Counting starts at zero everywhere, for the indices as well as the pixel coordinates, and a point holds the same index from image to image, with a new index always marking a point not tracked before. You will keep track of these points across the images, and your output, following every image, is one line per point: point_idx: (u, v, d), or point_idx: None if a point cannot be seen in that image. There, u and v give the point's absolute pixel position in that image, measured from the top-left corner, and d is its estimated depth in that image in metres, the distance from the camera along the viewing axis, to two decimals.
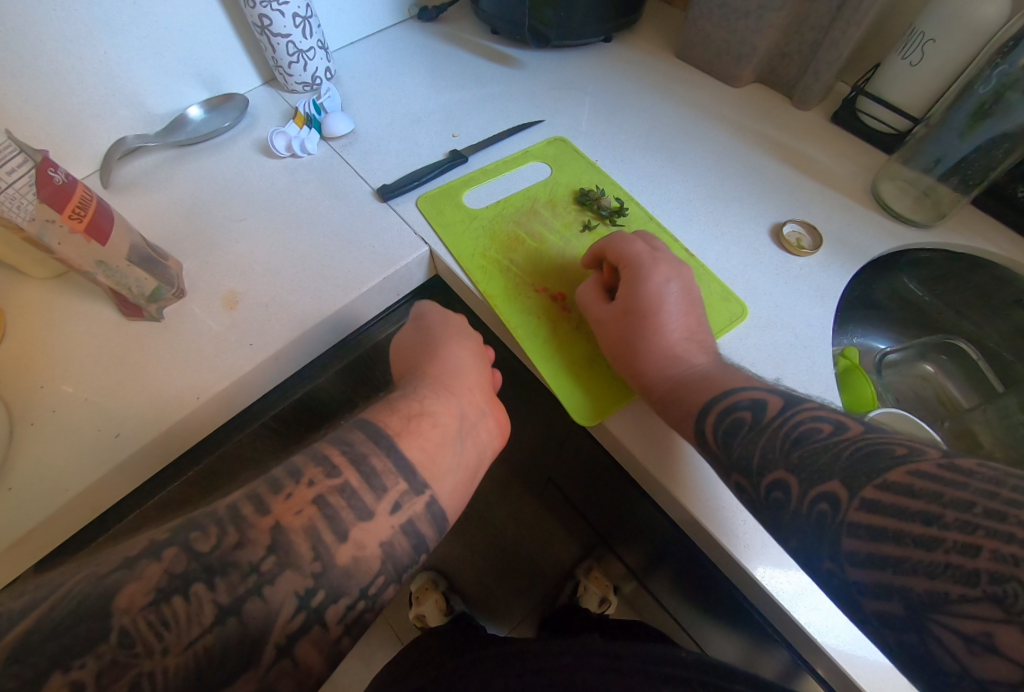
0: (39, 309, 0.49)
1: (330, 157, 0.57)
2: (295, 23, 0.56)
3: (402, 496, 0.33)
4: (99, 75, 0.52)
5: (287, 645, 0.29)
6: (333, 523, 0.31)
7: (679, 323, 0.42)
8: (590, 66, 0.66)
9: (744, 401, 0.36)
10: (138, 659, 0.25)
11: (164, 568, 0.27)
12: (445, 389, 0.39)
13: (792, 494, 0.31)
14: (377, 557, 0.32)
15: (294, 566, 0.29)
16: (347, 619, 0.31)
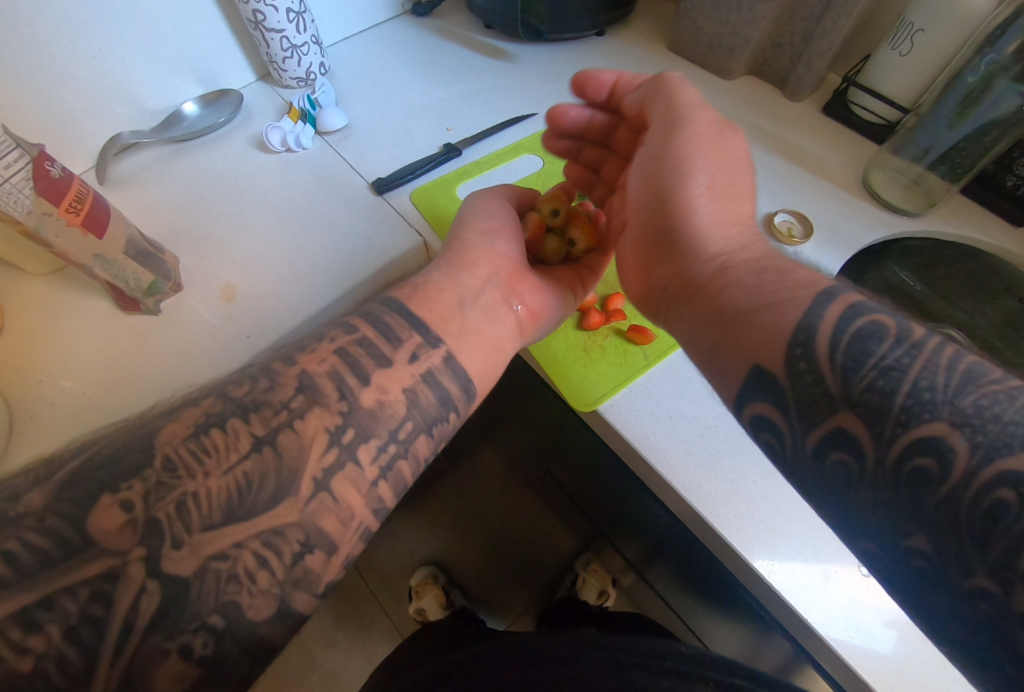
0: (37, 306, 0.49)
1: (325, 151, 0.57)
2: (289, 18, 0.56)
3: (419, 348, 0.37)
4: (94, 70, 0.53)
5: (324, 479, 0.30)
6: (354, 367, 0.34)
7: (714, 234, 0.36)
8: (583, 59, 0.66)
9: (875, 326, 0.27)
10: (181, 480, 0.27)
11: (202, 411, 0.31)
12: (451, 265, 0.43)
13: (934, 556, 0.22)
14: (401, 401, 0.34)
15: (321, 403, 0.32)
16: (381, 461, 0.33)
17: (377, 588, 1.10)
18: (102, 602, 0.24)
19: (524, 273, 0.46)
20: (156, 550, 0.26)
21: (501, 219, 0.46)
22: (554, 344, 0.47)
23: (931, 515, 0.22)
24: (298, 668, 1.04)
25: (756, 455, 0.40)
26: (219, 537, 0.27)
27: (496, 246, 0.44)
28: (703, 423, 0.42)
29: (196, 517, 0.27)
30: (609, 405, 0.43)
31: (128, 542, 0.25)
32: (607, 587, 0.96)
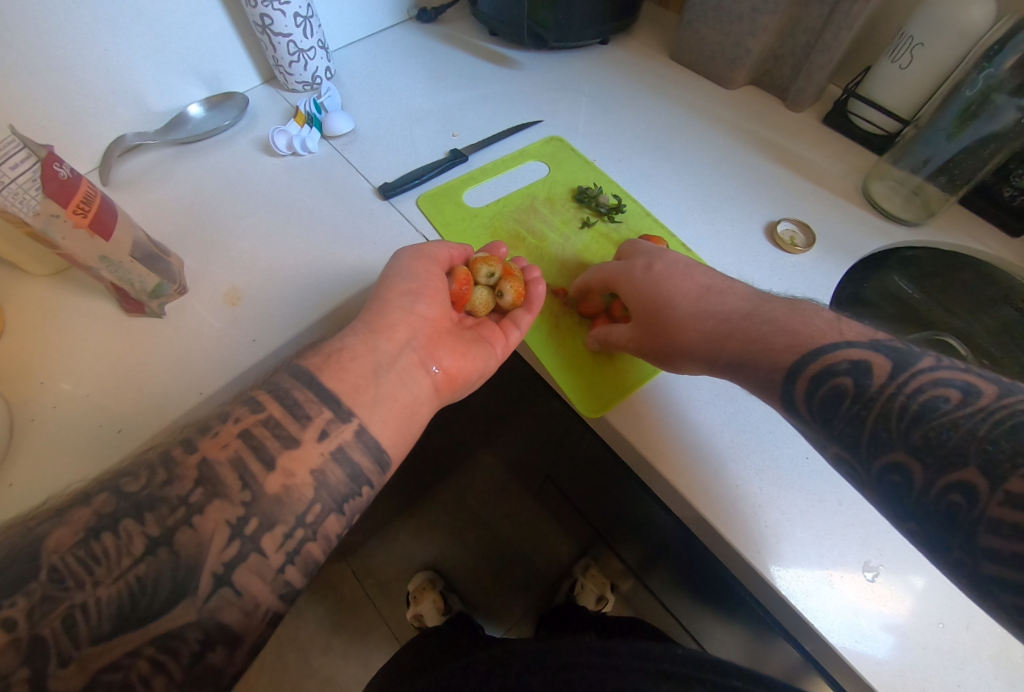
0: (38, 307, 0.49)
1: (331, 155, 0.57)
2: (296, 23, 0.57)
3: (329, 424, 0.35)
4: (100, 71, 0.52)
5: (224, 573, 0.29)
6: (260, 451, 0.32)
7: (685, 288, 0.43)
8: (587, 67, 0.67)
9: (842, 364, 0.33)
10: (69, 592, 0.26)
11: (93, 512, 0.28)
12: (368, 327, 0.40)
13: (914, 478, 0.29)
14: (308, 486, 0.33)
15: (222, 496, 0.30)
16: (288, 548, 0.31)
17: (373, 592, 1.09)
18: None
19: (443, 335, 0.43)
20: (41, 670, 0.25)
21: (425, 280, 0.44)
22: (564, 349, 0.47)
23: (870, 438, 0.31)
24: (293, 673, 1.03)
25: (761, 460, 0.41)
26: (110, 649, 0.26)
27: (416, 308, 0.42)
28: (709, 429, 0.42)
29: (86, 630, 0.26)
30: (613, 412, 0.43)
31: (10, 663, 0.24)
32: (606, 592, 0.95)
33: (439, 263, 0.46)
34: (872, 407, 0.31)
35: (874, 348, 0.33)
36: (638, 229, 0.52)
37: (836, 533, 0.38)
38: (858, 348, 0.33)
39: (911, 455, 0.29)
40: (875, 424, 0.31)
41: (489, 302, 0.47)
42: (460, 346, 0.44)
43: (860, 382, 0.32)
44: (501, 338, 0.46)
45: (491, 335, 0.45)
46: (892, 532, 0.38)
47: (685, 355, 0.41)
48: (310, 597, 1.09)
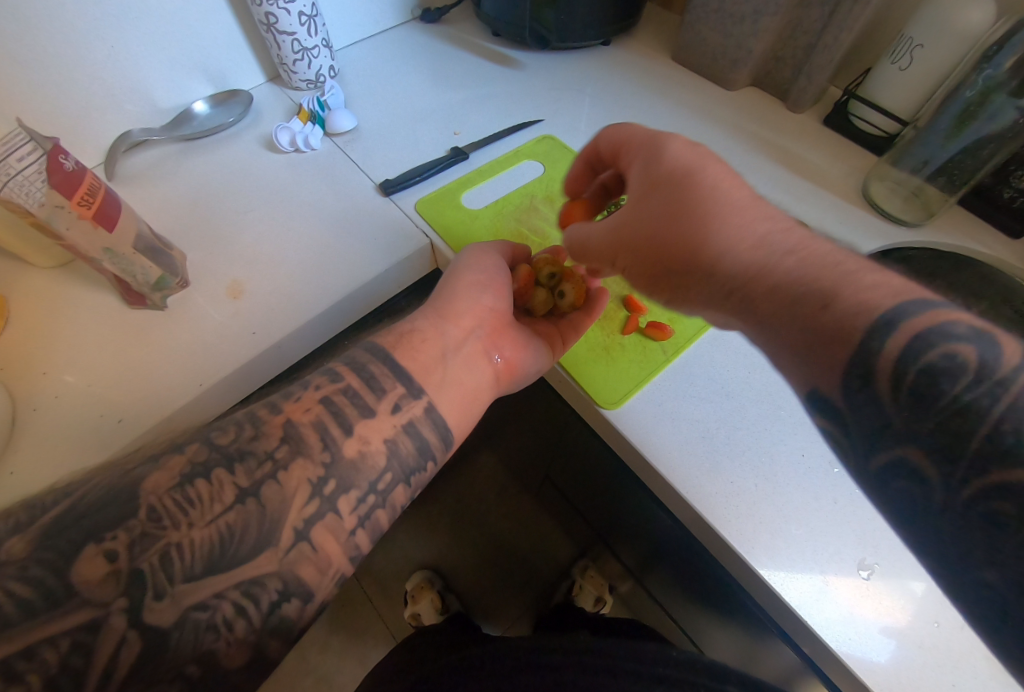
0: (39, 300, 0.50)
1: (333, 152, 0.57)
2: (301, 21, 0.57)
3: (401, 399, 0.36)
4: (108, 67, 0.53)
5: (304, 529, 0.31)
6: (340, 419, 0.34)
7: (731, 198, 0.34)
8: (590, 67, 0.67)
9: (931, 341, 0.22)
10: (166, 530, 0.28)
11: (187, 458, 0.30)
12: (436, 311, 0.42)
13: (895, 451, 0.23)
14: (382, 453, 0.34)
15: (305, 454, 0.32)
16: (360, 512, 0.32)
17: (371, 591, 1.09)
18: (83, 652, 0.24)
19: (507, 325, 0.45)
20: (139, 599, 0.26)
21: (493, 272, 0.45)
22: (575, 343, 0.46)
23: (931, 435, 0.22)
24: (291, 670, 1.03)
25: (756, 457, 0.40)
26: (197, 589, 0.27)
27: (484, 298, 0.43)
28: (705, 425, 0.42)
29: (179, 568, 0.27)
30: (622, 406, 0.42)
31: (111, 593, 0.26)
32: (604, 594, 0.96)
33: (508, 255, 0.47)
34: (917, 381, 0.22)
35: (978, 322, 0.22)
36: None
37: (831, 531, 0.38)
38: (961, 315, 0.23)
39: (904, 431, 0.23)
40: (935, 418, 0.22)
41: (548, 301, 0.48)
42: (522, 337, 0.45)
43: (918, 365, 0.22)
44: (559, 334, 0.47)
45: (549, 331, 0.47)
46: (887, 532, 0.38)
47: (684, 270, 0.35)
48: None
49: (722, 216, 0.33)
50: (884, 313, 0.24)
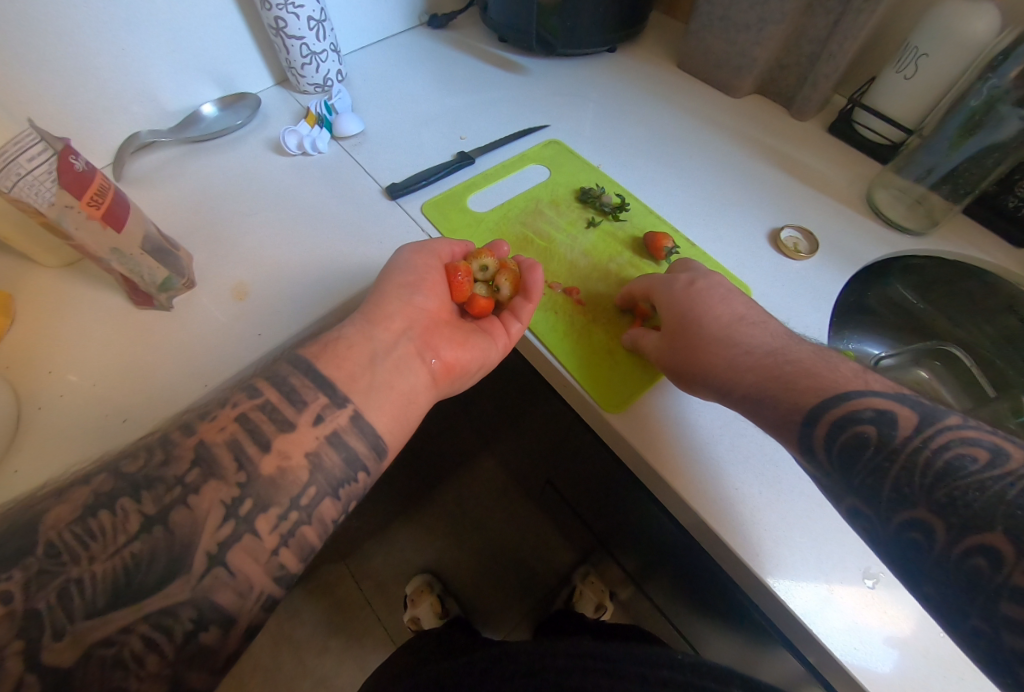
0: (48, 300, 0.51)
1: (339, 155, 0.57)
2: (309, 26, 0.58)
3: (324, 410, 0.35)
4: (117, 70, 0.54)
5: (218, 552, 0.30)
6: (254, 434, 0.33)
7: (723, 306, 0.42)
8: (596, 73, 0.67)
9: (866, 413, 0.32)
10: (65, 567, 0.27)
11: (92, 489, 0.30)
12: (366, 316, 0.40)
13: (874, 518, 0.31)
14: (303, 468, 0.33)
15: (218, 476, 0.31)
16: (282, 529, 0.32)
17: (371, 595, 1.08)
18: None
19: (441, 326, 0.43)
20: (35, 642, 0.25)
21: (424, 272, 0.43)
22: (579, 346, 0.44)
23: (863, 481, 0.31)
24: (290, 672, 1.03)
25: (761, 464, 0.41)
26: (104, 623, 0.27)
27: (414, 299, 0.42)
28: (708, 431, 0.42)
29: (81, 604, 0.27)
30: (623, 410, 0.42)
31: (5, 636, 0.25)
32: (604, 600, 0.95)
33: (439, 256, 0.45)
34: (895, 458, 0.30)
35: (900, 399, 0.32)
36: (643, 228, 0.50)
37: (836, 538, 0.38)
38: (883, 398, 0.33)
39: (931, 513, 0.28)
40: (864, 460, 0.31)
41: (487, 298, 0.45)
42: (459, 336, 0.43)
43: (846, 428, 0.32)
44: (499, 330, 0.44)
45: (491, 329, 0.44)
46: None
47: (698, 373, 0.39)
48: (307, 599, 1.08)
49: (717, 338, 0.40)
50: (841, 398, 0.33)
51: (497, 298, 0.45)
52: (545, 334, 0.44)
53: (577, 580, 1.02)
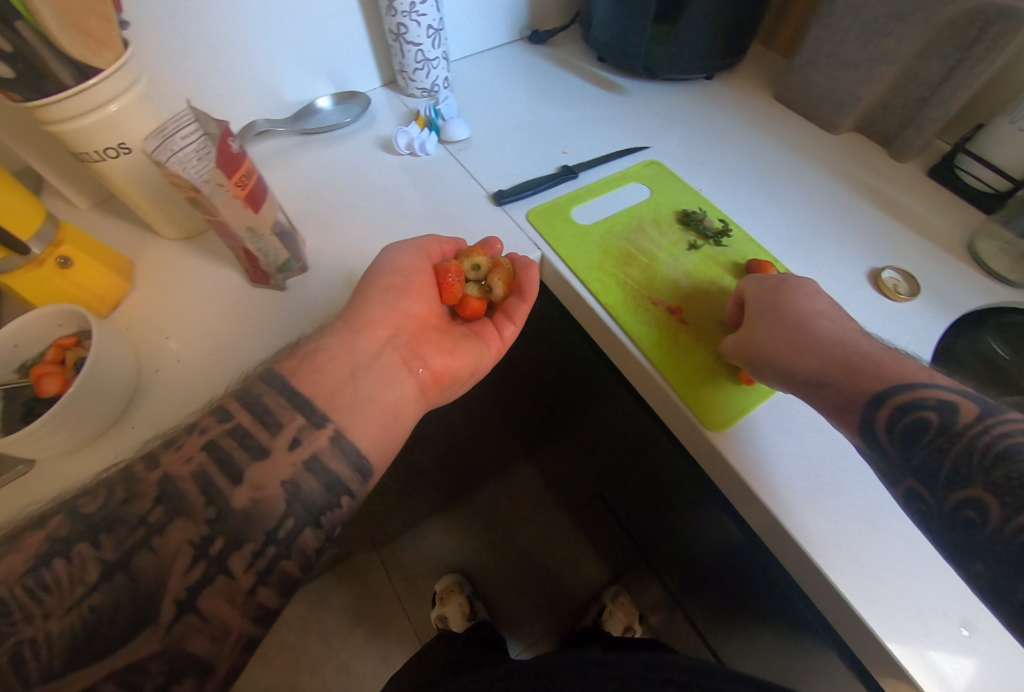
0: (168, 266, 0.55)
1: (444, 158, 0.59)
2: (428, 34, 0.61)
3: (301, 431, 0.36)
4: (247, 62, 0.58)
5: (186, 599, 0.31)
6: (226, 464, 0.34)
7: (808, 303, 0.42)
8: (693, 99, 0.69)
9: (929, 400, 0.33)
10: (17, 627, 0.28)
11: (47, 535, 0.30)
12: (350, 325, 0.42)
13: (929, 500, 0.32)
14: (279, 497, 0.34)
15: (184, 515, 0.32)
16: (257, 567, 0.32)
17: (400, 587, 1.09)
18: None
19: (428, 334, 0.46)
20: None
21: (411, 276, 0.46)
22: (685, 365, 0.44)
23: (920, 462, 0.32)
24: (314, 652, 1.04)
25: (861, 499, 0.40)
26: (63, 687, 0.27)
27: (399, 305, 0.45)
28: (808, 461, 0.41)
29: (36, 667, 0.27)
30: (727, 431, 0.42)
31: None
32: (633, 623, 0.93)
33: (429, 255, 0.48)
34: (956, 442, 0.31)
35: (963, 393, 0.33)
36: (744, 255, 0.51)
37: (939, 585, 0.37)
38: (946, 390, 0.33)
39: (990, 491, 0.29)
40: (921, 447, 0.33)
41: (479, 299, 0.49)
42: (448, 343, 0.46)
43: (906, 417, 0.33)
44: (493, 333, 0.49)
45: (483, 333, 0.48)
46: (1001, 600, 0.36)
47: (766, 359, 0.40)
48: (335, 581, 1.10)
49: (801, 326, 0.41)
50: (907, 386, 0.34)
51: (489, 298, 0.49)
52: (648, 348, 0.45)
53: (606, 600, 1.00)
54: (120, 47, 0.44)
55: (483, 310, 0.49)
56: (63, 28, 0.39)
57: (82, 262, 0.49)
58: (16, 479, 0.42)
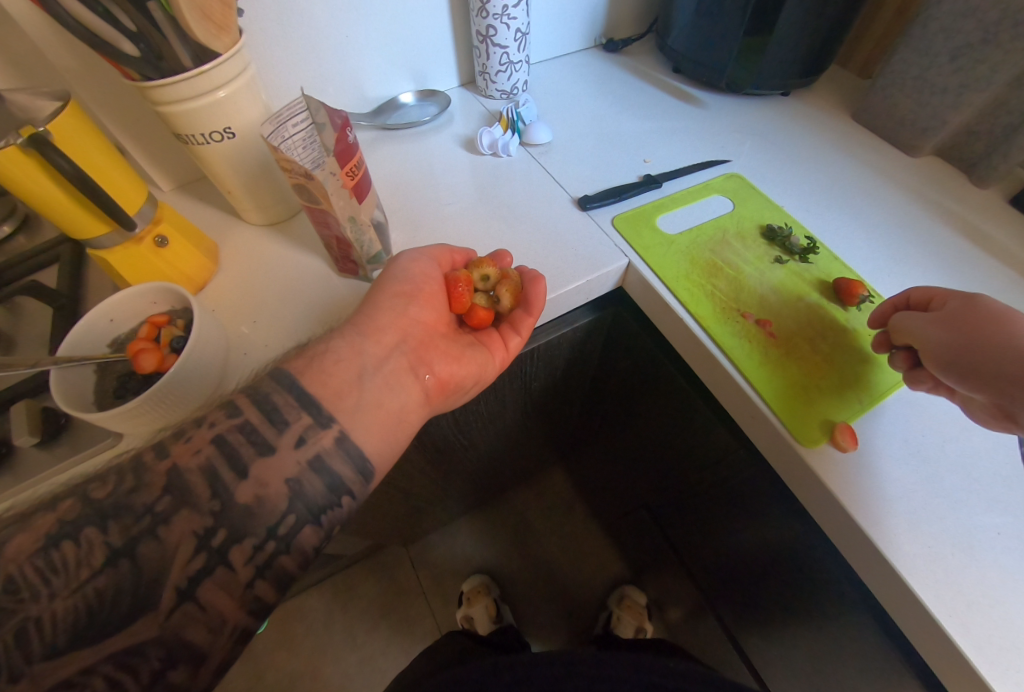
0: (254, 251, 0.56)
1: (526, 160, 0.59)
2: (515, 37, 0.61)
3: (307, 430, 0.36)
4: (338, 56, 0.59)
5: (186, 588, 0.31)
6: (231, 459, 0.34)
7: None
8: (769, 115, 0.69)
9: None
10: (24, 604, 0.29)
11: (56, 518, 0.31)
12: (357, 329, 0.42)
13: None
14: (281, 496, 0.34)
15: (189, 505, 0.32)
16: (256, 562, 0.33)
17: (426, 584, 1.09)
18: None
19: (436, 341, 0.45)
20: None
21: (420, 284, 0.45)
22: (778, 380, 0.44)
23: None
24: (337, 643, 1.04)
25: (957, 525, 0.38)
26: (59, 665, 0.28)
27: (408, 311, 0.44)
28: (900, 485, 0.40)
29: (40, 644, 0.28)
30: (822, 447, 0.41)
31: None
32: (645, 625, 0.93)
33: (437, 262, 0.48)
34: None
35: None
36: (831, 273, 0.51)
37: None
38: None
39: None
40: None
41: (487, 309, 0.49)
42: (452, 351, 0.46)
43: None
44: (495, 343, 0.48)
45: (489, 342, 0.48)
46: None
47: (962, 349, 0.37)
48: (362, 572, 1.10)
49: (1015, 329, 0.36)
50: None
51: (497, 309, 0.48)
52: (739, 359, 0.45)
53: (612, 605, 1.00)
54: (235, 32, 0.45)
55: (490, 321, 0.49)
56: (191, 12, 0.40)
57: (177, 242, 0.50)
58: (106, 450, 0.43)
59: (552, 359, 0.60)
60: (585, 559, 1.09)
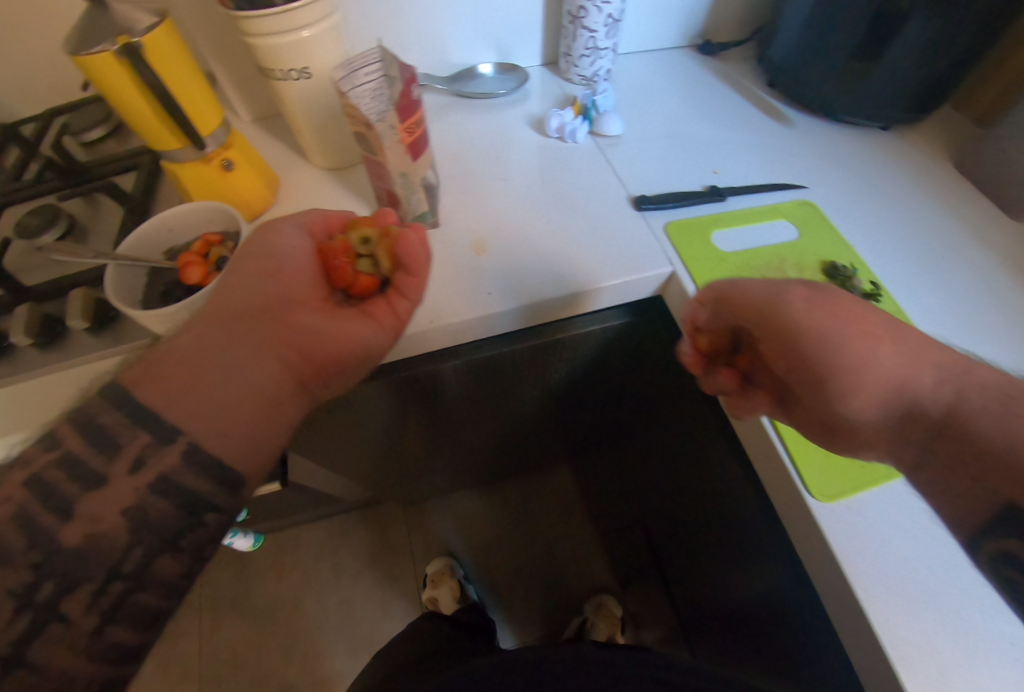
0: (312, 192, 0.57)
1: (591, 149, 0.58)
2: (605, 23, 0.59)
3: (146, 451, 0.33)
4: (426, 15, 0.59)
5: (13, 654, 0.29)
6: (53, 500, 0.32)
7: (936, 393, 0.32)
8: (861, 147, 0.64)
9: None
10: None
11: None
12: (207, 311, 0.37)
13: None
14: (118, 531, 0.33)
15: (10, 562, 0.30)
16: (100, 607, 0.32)
17: (415, 547, 1.11)
18: None
19: (297, 310, 0.40)
20: None
21: (256, 248, 0.40)
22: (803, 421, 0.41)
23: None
24: (323, 581, 1.09)
25: (965, 622, 0.34)
26: None
27: (257, 281, 0.39)
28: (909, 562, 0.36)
29: None
30: (836, 505, 0.38)
31: None
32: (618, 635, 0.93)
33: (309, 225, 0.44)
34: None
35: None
36: None
37: None
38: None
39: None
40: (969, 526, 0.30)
41: (370, 274, 0.43)
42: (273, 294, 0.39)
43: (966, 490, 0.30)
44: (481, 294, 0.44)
45: (375, 311, 0.42)
46: None
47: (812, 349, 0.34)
48: (359, 521, 1.14)
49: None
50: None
51: (379, 275, 0.43)
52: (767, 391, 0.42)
53: (589, 611, 1.00)
54: None
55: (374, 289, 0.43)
56: None
57: (242, 168, 0.52)
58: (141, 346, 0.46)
59: (576, 356, 0.58)
60: (576, 561, 1.08)
